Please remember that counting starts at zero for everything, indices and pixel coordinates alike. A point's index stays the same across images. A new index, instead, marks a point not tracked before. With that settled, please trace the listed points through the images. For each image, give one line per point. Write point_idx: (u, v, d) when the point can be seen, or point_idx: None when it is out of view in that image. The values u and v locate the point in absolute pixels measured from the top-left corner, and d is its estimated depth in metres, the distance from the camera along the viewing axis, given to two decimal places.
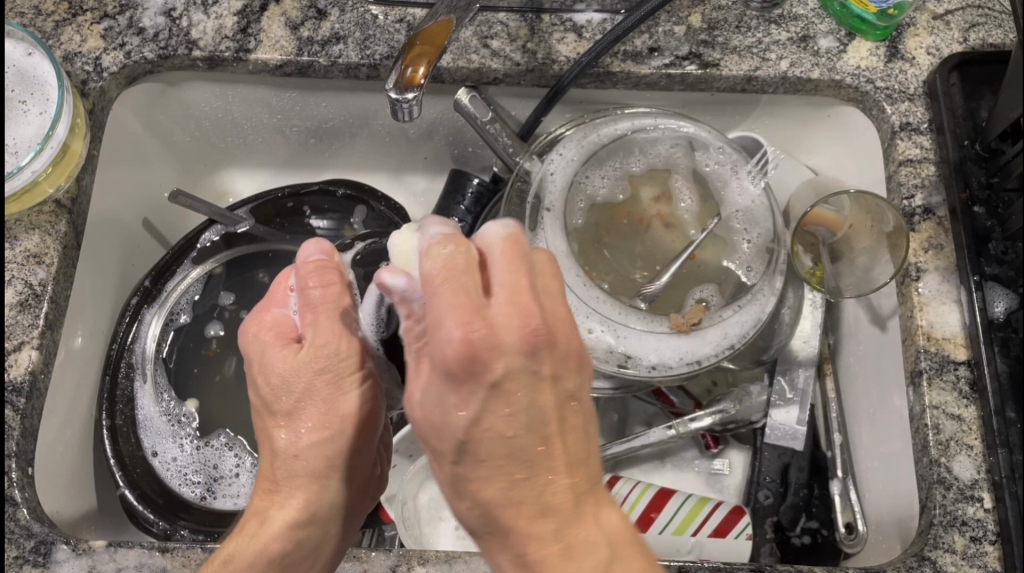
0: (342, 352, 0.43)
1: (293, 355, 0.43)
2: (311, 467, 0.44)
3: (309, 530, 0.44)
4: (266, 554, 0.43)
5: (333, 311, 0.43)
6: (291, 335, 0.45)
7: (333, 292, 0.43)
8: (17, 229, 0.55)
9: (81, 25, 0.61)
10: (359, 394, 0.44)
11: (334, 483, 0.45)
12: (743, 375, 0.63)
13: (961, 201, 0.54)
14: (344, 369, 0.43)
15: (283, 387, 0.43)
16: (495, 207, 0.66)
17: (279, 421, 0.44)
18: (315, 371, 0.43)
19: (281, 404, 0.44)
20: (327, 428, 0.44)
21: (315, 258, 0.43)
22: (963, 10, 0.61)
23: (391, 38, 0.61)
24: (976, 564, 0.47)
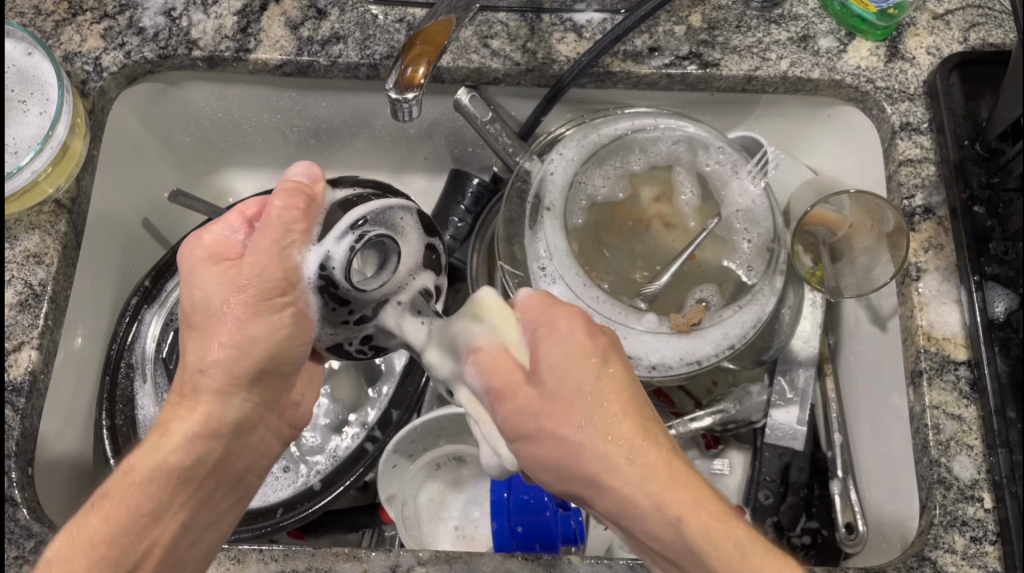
0: (271, 274, 0.39)
1: (226, 270, 0.39)
2: (217, 385, 0.40)
3: (210, 449, 0.40)
4: (166, 468, 0.39)
5: (280, 231, 0.40)
6: (229, 254, 0.40)
7: (294, 216, 0.40)
8: (17, 229, 0.55)
9: (81, 25, 0.61)
10: (283, 319, 0.40)
11: (243, 402, 0.41)
12: (743, 374, 0.64)
13: (961, 201, 0.54)
14: (267, 292, 0.39)
15: (203, 309, 0.39)
16: (496, 208, 0.67)
17: (192, 333, 0.40)
18: (245, 287, 0.39)
19: (196, 318, 0.40)
20: (238, 348, 0.39)
21: (296, 179, 0.41)
22: (964, 10, 0.61)
23: (391, 38, 0.61)
24: (976, 564, 0.47)
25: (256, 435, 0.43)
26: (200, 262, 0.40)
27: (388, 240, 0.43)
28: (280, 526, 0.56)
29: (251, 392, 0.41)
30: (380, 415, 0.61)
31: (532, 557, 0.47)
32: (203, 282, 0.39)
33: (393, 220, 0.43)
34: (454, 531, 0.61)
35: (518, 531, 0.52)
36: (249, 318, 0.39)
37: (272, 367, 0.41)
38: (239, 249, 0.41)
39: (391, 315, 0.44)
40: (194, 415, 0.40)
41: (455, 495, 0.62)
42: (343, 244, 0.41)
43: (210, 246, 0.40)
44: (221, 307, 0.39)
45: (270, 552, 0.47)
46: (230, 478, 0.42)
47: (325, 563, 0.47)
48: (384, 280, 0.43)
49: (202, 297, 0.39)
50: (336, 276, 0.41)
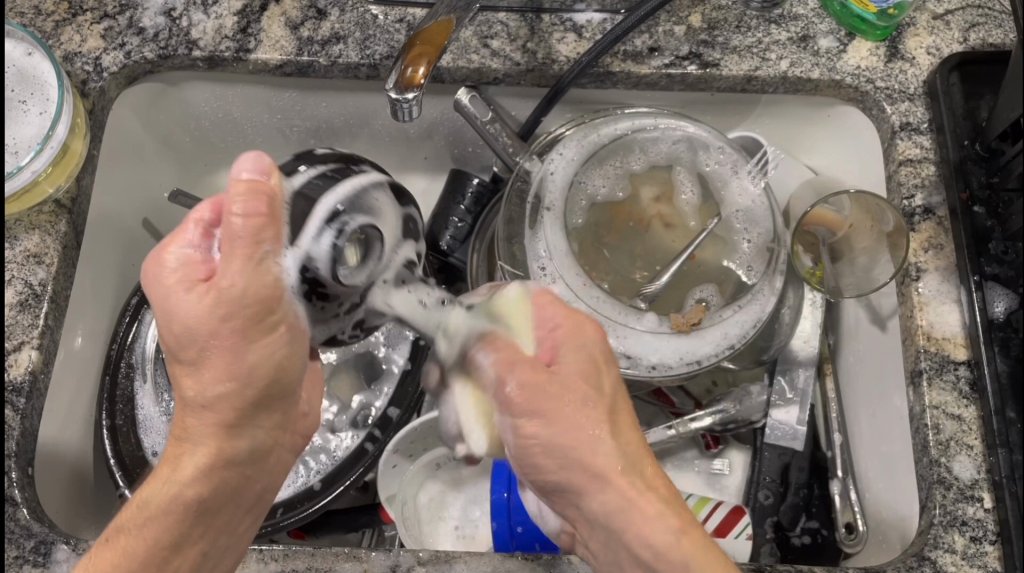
0: (252, 295, 0.35)
1: (200, 298, 0.35)
2: (227, 421, 0.39)
3: (224, 478, 0.40)
4: (180, 500, 0.39)
5: (252, 246, 0.34)
6: (203, 275, 0.36)
7: (259, 223, 0.34)
8: (18, 229, 0.55)
9: (81, 25, 0.61)
10: (271, 341, 0.37)
11: (258, 431, 0.41)
12: (743, 374, 0.64)
13: (961, 201, 0.54)
14: (254, 318, 0.36)
15: (184, 341, 0.36)
16: (496, 208, 0.67)
17: (184, 365, 0.37)
18: (227, 316, 0.35)
19: (185, 353, 0.37)
20: (237, 380, 0.37)
21: (248, 178, 0.34)
22: (963, 10, 0.61)
23: (391, 38, 0.61)
24: (976, 564, 0.47)
25: (273, 456, 0.43)
26: (172, 289, 0.35)
27: (367, 229, 0.43)
28: (279, 526, 0.56)
29: (262, 415, 0.40)
30: (380, 414, 0.62)
31: (532, 557, 0.47)
32: (180, 313, 0.35)
33: (369, 202, 0.44)
34: (455, 531, 0.61)
35: (518, 531, 0.52)
36: (243, 344, 0.36)
37: (280, 393, 0.40)
38: (211, 268, 0.36)
39: (379, 296, 0.44)
40: (204, 447, 0.39)
41: (455, 495, 0.62)
42: (324, 242, 0.40)
43: (177, 270, 0.36)
44: (211, 340, 0.36)
45: (271, 552, 0.47)
46: (248, 502, 0.42)
47: (325, 563, 0.47)
48: (368, 269, 0.43)
49: (183, 331, 0.36)
50: (323, 274, 0.39)
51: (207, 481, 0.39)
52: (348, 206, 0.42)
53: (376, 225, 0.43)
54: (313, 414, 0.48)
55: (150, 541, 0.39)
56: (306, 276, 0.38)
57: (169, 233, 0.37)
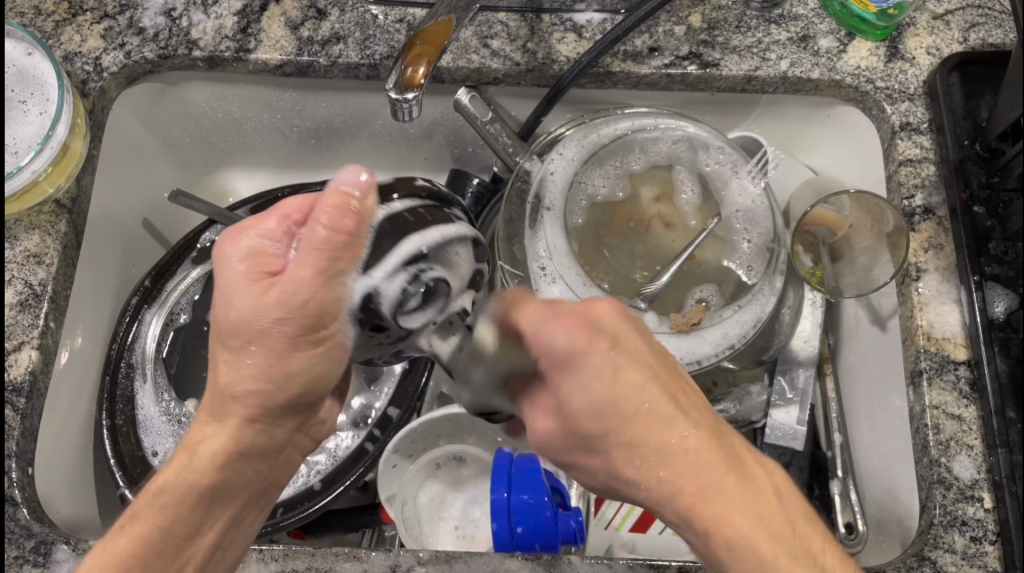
0: (313, 306, 0.36)
1: (258, 292, 0.36)
2: (242, 416, 0.39)
3: (240, 472, 0.40)
4: (197, 489, 0.39)
5: (323, 258, 0.35)
6: (270, 269, 0.36)
7: (340, 240, 0.36)
8: (18, 229, 0.55)
9: (81, 25, 0.61)
10: (320, 355, 0.38)
11: (275, 430, 0.41)
12: (743, 374, 0.64)
13: (961, 201, 0.54)
14: (311, 327, 0.37)
15: (238, 330, 0.36)
16: (496, 208, 0.67)
17: (224, 355, 0.38)
18: (286, 315, 0.36)
19: (232, 339, 0.37)
20: (274, 385, 0.38)
21: (344, 193, 0.36)
22: (964, 10, 0.61)
23: (391, 38, 0.61)
24: (976, 564, 0.47)
25: (285, 454, 0.43)
26: (239, 277, 0.36)
27: (438, 278, 0.40)
28: (279, 526, 0.56)
29: (280, 424, 0.41)
30: (379, 414, 0.61)
31: (532, 557, 0.47)
32: (239, 297, 0.36)
33: (450, 256, 0.41)
34: (455, 531, 0.61)
35: (518, 531, 0.52)
36: (294, 350, 0.37)
37: (307, 398, 0.40)
38: (281, 265, 0.36)
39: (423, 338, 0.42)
40: (221, 440, 0.39)
41: (455, 495, 0.62)
42: (394, 288, 0.38)
43: (248, 258, 0.36)
44: (258, 336, 0.36)
45: (270, 552, 0.47)
46: (257, 494, 0.43)
47: (325, 563, 0.47)
48: (426, 315, 0.41)
49: (237, 321, 0.36)
50: (383, 317, 0.39)
51: (223, 474, 0.39)
52: (428, 259, 0.40)
53: (449, 279, 0.41)
54: (331, 420, 0.48)
55: (158, 530, 0.39)
56: (368, 307, 0.38)
57: (247, 218, 0.37)
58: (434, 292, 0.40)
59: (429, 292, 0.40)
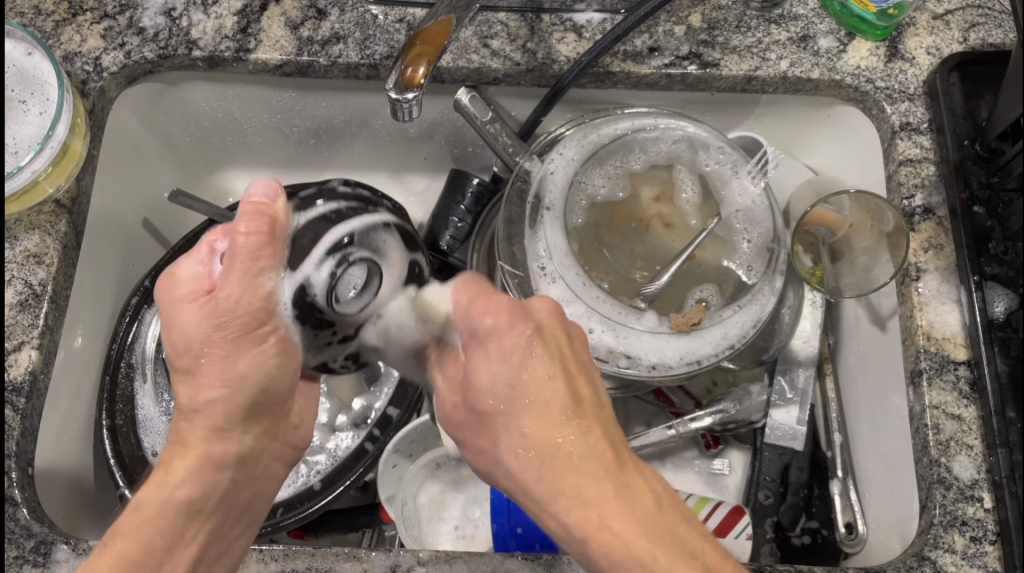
0: (247, 307, 0.40)
1: (200, 307, 0.40)
2: (214, 423, 0.42)
3: (217, 482, 0.42)
4: (174, 502, 0.41)
5: (246, 260, 0.40)
6: (205, 288, 0.41)
7: (261, 241, 0.40)
8: (18, 229, 0.55)
9: (81, 25, 0.61)
10: (269, 349, 0.42)
11: (244, 436, 0.43)
12: (743, 374, 0.64)
13: (961, 201, 0.54)
14: (247, 326, 0.41)
15: (190, 347, 0.41)
16: (496, 207, 0.66)
17: (181, 377, 0.42)
18: (222, 321, 0.40)
19: (181, 360, 0.42)
20: (230, 387, 0.41)
21: (256, 200, 0.41)
22: (964, 10, 0.61)
23: (391, 38, 0.61)
24: (976, 564, 0.47)
25: (261, 464, 0.46)
26: (182, 301, 0.41)
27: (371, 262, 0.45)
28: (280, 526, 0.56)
29: (246, 425, 0.43)
30: (379, 415, 0.62)
31: (532, 557, 0.47)
32: (182, 320, 0.41)
33: (381, 243, 0.45)
34: (454, 531, 0.61)
35: (518, 532, 0.52)
36: (240, 350, 0.41)
37: (267, 398, 0.44)
38: (213, 282, 0.41)
39: (371, 336, 0.46)
40: (191, 459, 0.42)
41: (455, 495, 0.62)
42: (323, 273, 0.43)
43: (188, 286, 0.41)
44: (203, 347, 0.41)
45: (270, 552, 0.47)
46: (238, 508, 0.44)
47: (325, 563, 0.47)
48: (362, 300, 0.45)
49: (184, 342, 0.41)
50: (319, 302, 0.43)
51: (197, 485, 0.41)
52: (354, 241, 0.44)
53: (379, 262, 0.45)
54: (306, 427, 0.50)
55: (141, 549, 0.40)
56: (303, 300, 0.42)
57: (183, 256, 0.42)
58: (374, 272, 0.45)
59: (369, 277, 0.45)
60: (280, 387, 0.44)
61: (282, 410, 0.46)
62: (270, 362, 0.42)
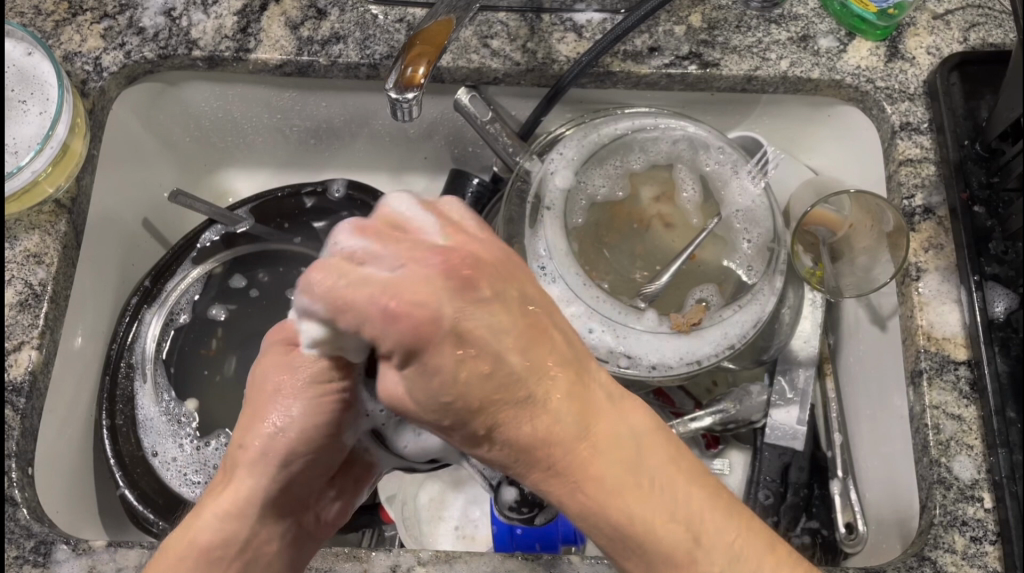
0: (319, 366, 0.41)
1: (284, 357, 0.41)
2: (251, 463, 0.42)
3: (238, 528, 0.43)
4: (194, 546, 0.42)
5: None
6: (289, 337, 0.41)
7: None
8: (17, 229, 0.55)
9: (81, 24, 0.61)
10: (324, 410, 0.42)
11: (271, 486, 0.43)
12: (743, 374, 0.64)
13: (961, 201, 0.54)
14: (317, 377, 0.41)
15: (261, 390, 0.42)
16: (495, 208, 0.66)
17: (246, 410, 0.43)
18: (296, 375, 0.41)
19: (252, 397, 0.42)
20: (280, 431, 0.42)
21: (371, 252, 0.38)
22: (963, 10, 0.61)
23: (391, 38, 0.61)
24: (976, 564, 0.47)
25: (282, 518, 0.45)
26: (273, 350, 0.41)
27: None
28: None
29: (276, 479, 0.43)
30: None
31: (532, 557, 0.47)
32: (262, 362, 0.42)
33: None
34: (454, 531, 0.60)
35: (518, 533, 0.52)
36: (295, 401, 0.41)
37: (306, 464, 0.44)
38: (298, 332, 0.41)
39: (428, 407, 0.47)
40: (223, 500, 0.43)
41: (455, 495, 0.61)
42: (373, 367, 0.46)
43: (279, 336, 0.41)
44: (274, 392, 0.41)
45: None
46: (259, 557, 0.44)
47: (325, 562, 0.47)
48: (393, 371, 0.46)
49: (260, 384, 0.42)
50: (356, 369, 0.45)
51: (217, 532, 0.42)
52: None
53: None
54: (335, 503, 0.50)
55: None
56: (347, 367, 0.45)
57: (274, 325, 0.42)
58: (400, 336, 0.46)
59: None
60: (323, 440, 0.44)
61: (322, 468, 0.46)
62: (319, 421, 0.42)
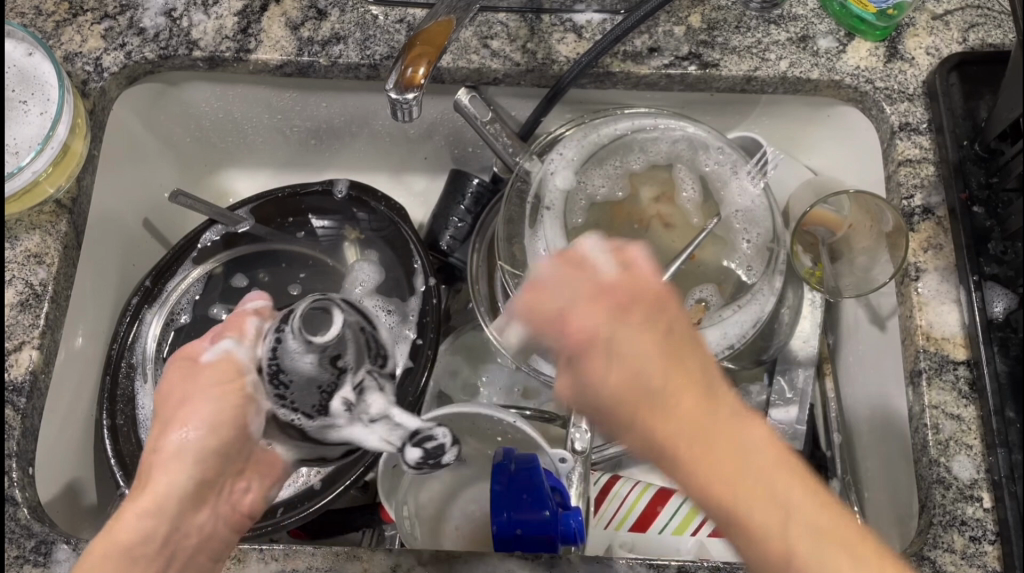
0: (224, 365, 0.46)
1: (192, 366, 0.46)
2: (166, 455, 0.43)
3: (160, 524, 0.41)
4: (119, 546, 0.40)
5: (235, 322, 0.49)
6: (192, 356, 0.47)
7: (234, 319, 0.49)
8: (18, 229, 0.55)
9: (82, 25, 0.61)
10: (234, 399, 0.45)
11: (191, 478, 0.42)
12: (743, 375, 0.63)
13: (961, 201, 0.54)
14: (224, 376, 0.46)
15: (177, 399, 0.45)
16: (496, 207, 0.66)
17: (160, 424, 0.45)
18: (202, 377, 0.46)
19: (168, 409, 0.45)
20: (208, 427, 0.44)
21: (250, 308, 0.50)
22: (963, 10, 0.61)
23: (391, 38, 0.61)
24: (976, 564, 0.47)
25: (202, 517, 0.43)
26: (173, 369, 0.47)
27: (363, 327, 0.50)
28: (280, 526, 0.56)
29: (192, 469, 0.43)
30: None
31: (532, 557, 0.48)
32: (169, 381, 0.47)
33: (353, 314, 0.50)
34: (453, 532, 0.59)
35: (517, 533, 0.48)
36: (209, 393, 0.45)
37: (223, 452, 0.44)
38: (200, 352, 0.47)
39: (375, 401, 0.47)
40: (145, 497, 0.41)
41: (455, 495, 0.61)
42: (308, 360, 0.45)
43: (182, 358, 0.47)
44: (183, 399, 0.45)
45: (271, 551, 0.47)
46: (185, 562, 0.42)
47: (325, 562, 0.47)
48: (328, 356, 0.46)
49: (177, 395, 0.45)
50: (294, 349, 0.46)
51: (139, 524, 0.40)
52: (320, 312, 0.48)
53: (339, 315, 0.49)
54: (257, 494, 0.46)
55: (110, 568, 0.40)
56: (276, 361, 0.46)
57: (179, 350, 0.48)
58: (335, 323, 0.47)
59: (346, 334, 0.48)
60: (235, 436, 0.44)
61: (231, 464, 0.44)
62: (227, 408, 0.44)
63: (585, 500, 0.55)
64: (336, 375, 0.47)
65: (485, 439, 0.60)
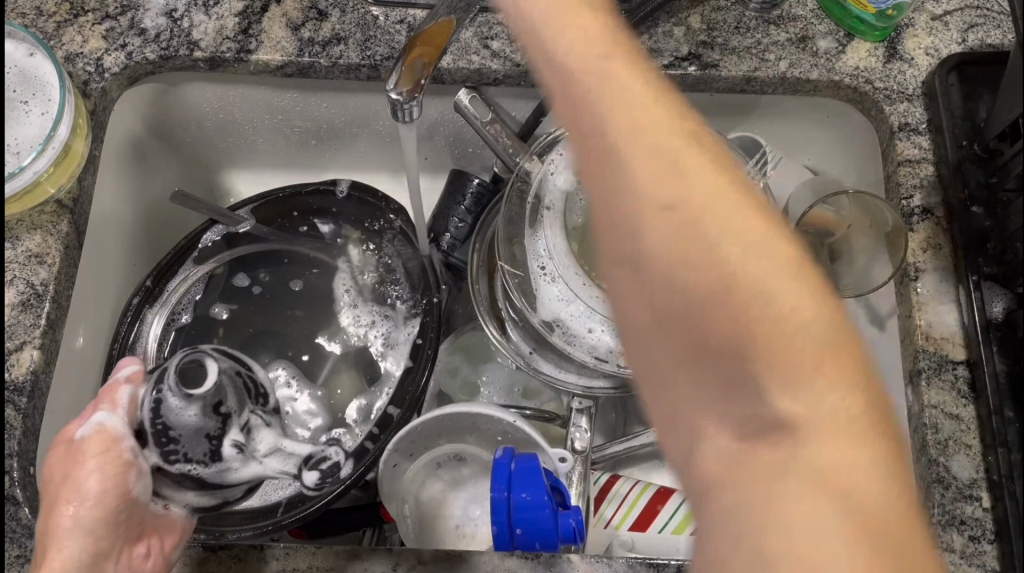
0: (98, 437, 0.45)
1: (68, 445, 0.46)
2: (55, 533, 0.42)
3: None
4: None
5: (105, 393, 0.48)
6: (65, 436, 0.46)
7: (102, 391, 0.48)
8: (19, 229, 0.55)
9: (83, 25, 0.61)
10: (110, 469, 0.44)
11: (85, 551, 0.42)
12: None
13: (959, 202, 0.54)
14: (103, 445, 0.45)
15: (63, 479, 0.44)
16: (496, 207, 0.65)
17: (44, 505, 0.44)
18: (78, 453, 0.45)
19: (51, 489, 0.44)
20: (93, 500, 0.43)
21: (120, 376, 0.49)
22: (962, 11, 0.61)
23: (392, 39, 0.61)
24: (975, 563, 0.47)
25: None
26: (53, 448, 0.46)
27: (238, 371, 0.51)
28: (280, 525, 0.56)
29: (85, 541, 0.42)
30: (380, 415, 0.60)
31: (532, 557, 0.48)
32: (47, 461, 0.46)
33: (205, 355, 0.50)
34: (455, 529, 0.60)
35: (517, 533, 0.49)
36: (86, 464, 0.44)
37: (113, 522, 0.44)
38: (73, 430, 0.46)
39: (267, 438, 0.52)
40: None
41: (456, 494, 0.61)
42: (192, 413, 0.47)
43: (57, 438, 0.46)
44: (63, 478, 0.44)
45: (272, 550, 0.47)
46: None
47: (325, 562, 0.47)
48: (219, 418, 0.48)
49: (56, 475, 0.44)
50: (173, 407, 0.46)
51: None
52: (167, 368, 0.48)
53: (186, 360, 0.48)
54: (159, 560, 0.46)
55: None
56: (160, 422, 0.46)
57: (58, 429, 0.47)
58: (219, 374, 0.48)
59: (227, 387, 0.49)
60: (123, 506, 0.44)
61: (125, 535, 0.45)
62: (108, 480, 0.44)
63: (585, 499, 0.57)
64: (222, 421, 0.48)
65: (485, 439, 0.60)
